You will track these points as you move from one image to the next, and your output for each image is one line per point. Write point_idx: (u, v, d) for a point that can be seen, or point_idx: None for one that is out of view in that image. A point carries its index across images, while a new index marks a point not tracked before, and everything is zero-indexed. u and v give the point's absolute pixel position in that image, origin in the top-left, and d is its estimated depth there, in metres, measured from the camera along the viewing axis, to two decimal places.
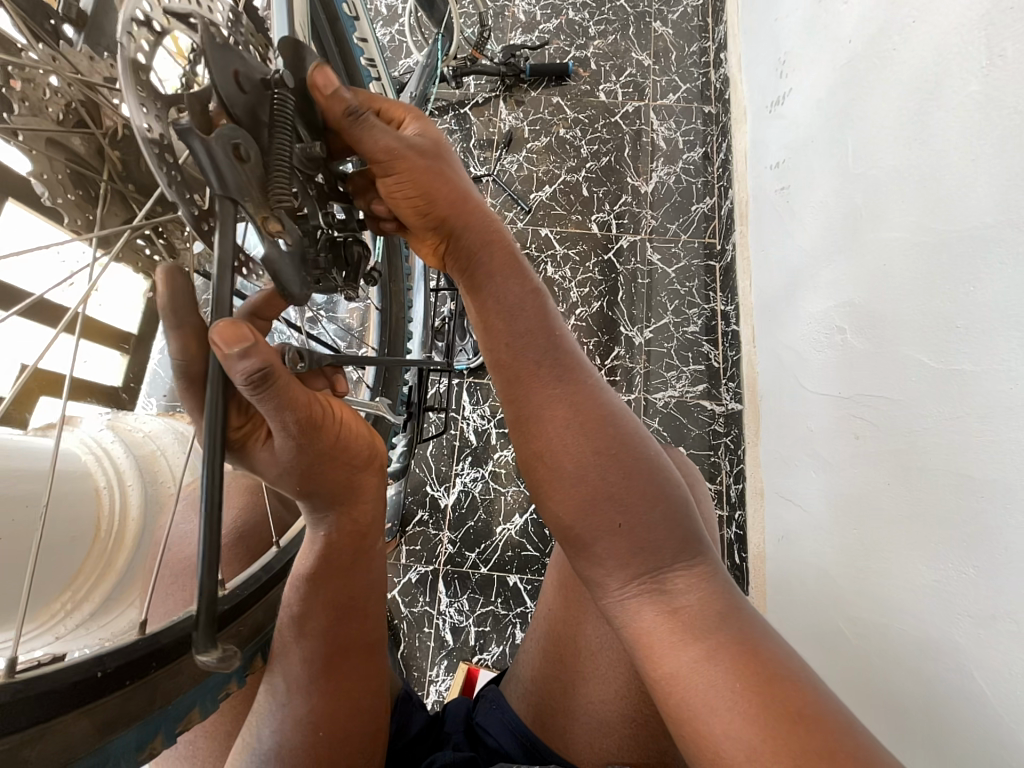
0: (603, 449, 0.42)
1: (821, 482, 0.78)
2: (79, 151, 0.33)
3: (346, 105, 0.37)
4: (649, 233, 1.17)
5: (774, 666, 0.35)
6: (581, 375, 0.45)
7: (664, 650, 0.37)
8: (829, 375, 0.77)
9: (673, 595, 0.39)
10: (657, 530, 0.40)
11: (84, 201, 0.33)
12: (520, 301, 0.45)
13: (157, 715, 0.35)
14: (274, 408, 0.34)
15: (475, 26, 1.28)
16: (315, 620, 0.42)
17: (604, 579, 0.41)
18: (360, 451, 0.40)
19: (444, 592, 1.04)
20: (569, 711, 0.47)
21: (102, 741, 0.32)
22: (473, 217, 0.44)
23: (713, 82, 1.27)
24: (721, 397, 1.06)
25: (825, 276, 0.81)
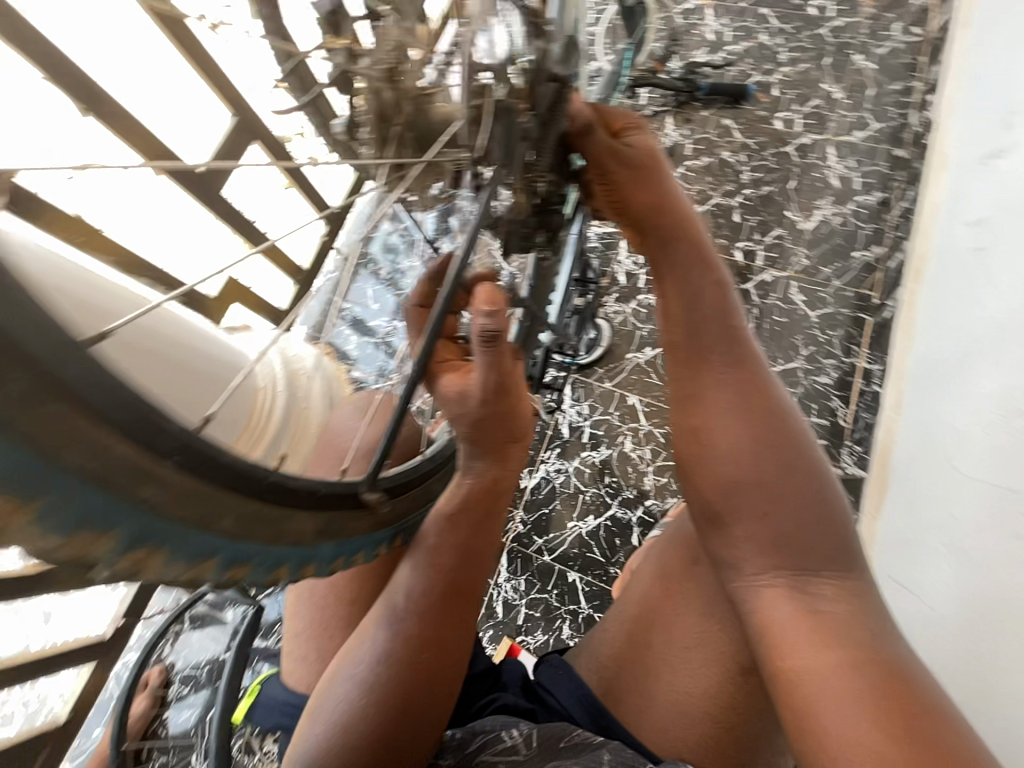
0: (767, 440, 0.42)
1: (954, 575, 0.69)
2: (386, 101, 0.35)
3: (584, 121, 0.43)
4: (797, 271, 1.11)
5: (922, 700, 0.34)
6: (753, 367, 0.46)
7: (796, 645, 0.37)
8: (998, 461, 0.68)
9: (817, 599, 0.38)
10: (810, 532, 0.40)
11: (376, 140, 0.37)
12: (705, 288, 0.47)
13: (348, 541, 0.39)
14: (486, 362, 0.40)
15: (662, 41, 1.30)
16: (445, 559, 0.47)
17: (740, 563, 0.42)
18: (521, 425, 0.46)
19: (505, 567, 1.08)
20: (650, 691, 0.48)
21: (315, 543, 0.35)
22: (672, 213, 0.47)
23: (911, 126, 1.16)
24: (839, 458, 0.96)
25: (1017, 352, 0.71)
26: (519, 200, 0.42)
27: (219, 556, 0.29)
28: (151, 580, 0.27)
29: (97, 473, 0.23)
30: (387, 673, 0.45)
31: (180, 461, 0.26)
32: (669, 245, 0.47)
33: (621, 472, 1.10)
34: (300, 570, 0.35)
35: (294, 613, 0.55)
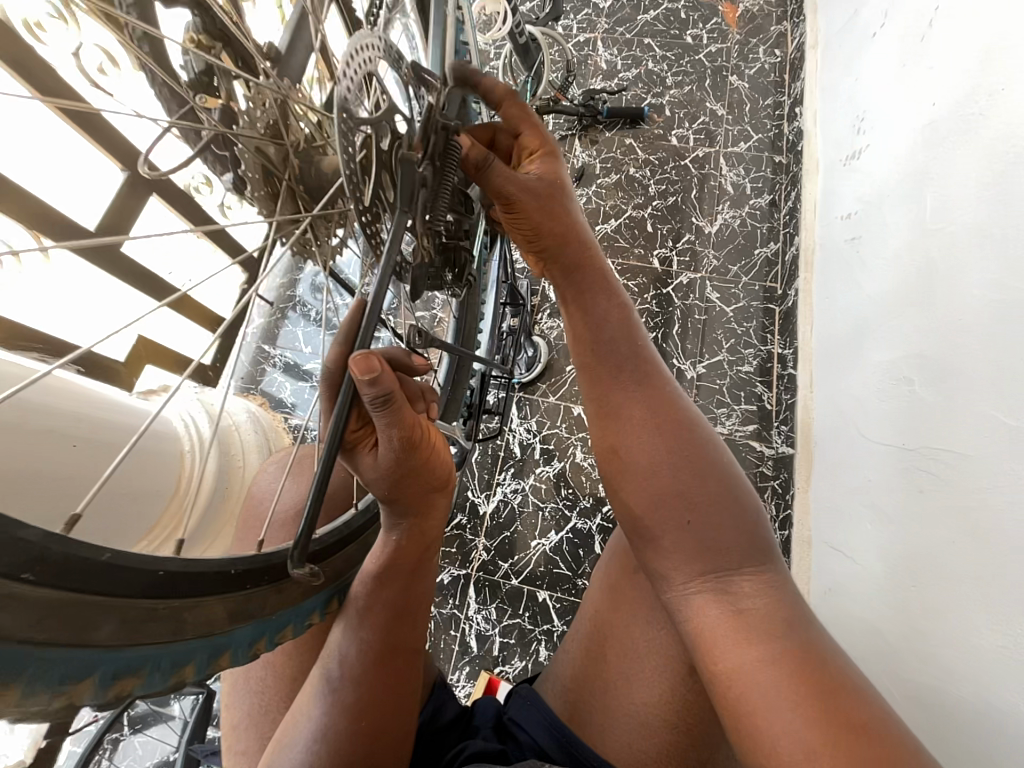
0: (678, 451, 0.45)
1: (875, 534, 0.75)
2: (270, 156, 0.37)
3: (479, 157, 0.44)
4: (709, 272, 1.20)
5: (838, 679, 0.36)
6: (659, 381, 0.49)
7: (724, 644, 0.39)
8: (893, 425, 0.76)
9: (738, 598, 0.41)
10: (726, 533, 0.42)
11: (269, 197, 0.38)
12: (608, 313, 0.49)
13: (268, 620, 0.38)
14: (386, 424, 0.40)
15: (561, 72, 1.39)
16: (377, 617, 0.45)
17: (670, 572, 0.44)
18: (443, 471, 0.45)
19: (474, 598, 1.05)
20: (611, 705, 0.48)
21: (229, 628, 0.35)
22: (571, 246, 0.49)
23: (786, 134, 1.30)
24: (772, 440, 1.04)
25: (893, 327, 0.80)
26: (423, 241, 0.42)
27: (100, 670, 0.29)
28: (13, 715, 0.26)
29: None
30: (327, 751, 0.42)
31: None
32: (573, 274, 0.50)
33: (576, 482, 1.11)
34: (215, 662, 0.35)
35: (232, 700, 0.51)
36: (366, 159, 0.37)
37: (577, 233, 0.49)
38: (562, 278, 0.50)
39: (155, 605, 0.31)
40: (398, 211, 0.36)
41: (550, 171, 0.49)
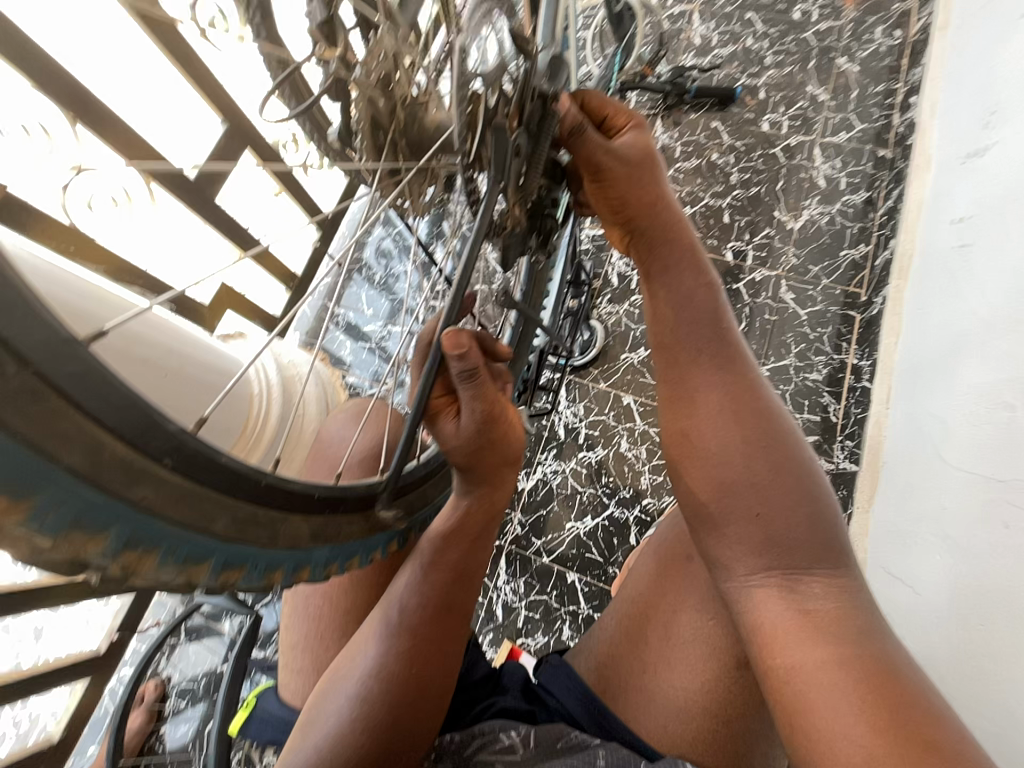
0: (756, 439, 0.43)
1: (945, 565, 0.70)
2: (381, 109, 0.35)
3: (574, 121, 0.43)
4: (787, 270, 1.13)
5: (913, 693, 0.35)
6: (742, 368, 0.46)
7: (790, 642, 0.38)
8: (985, 451, 0.69)
9: (806, 596, 0.39)
10: (800, 528, 0.41)
11: (374, 147, 0.37)
12: (695, 290, 0.48)
13: (343, 545, 0.40)
14: (470, 396, 0.42)
15: (650, 45, 1.33)
16: (439, 576, 0.47)
17: (733, 562, 0.43)
18: (516, 447, 0.47)
19: (504, 569, 1.08)
20: (649, 688, 0.48)
21: (311, 545, 0.37)
22: (662, 218, 0.48)
23: (895, 127, 1.19)
24: (833, 454, 0.98)
25: (1000, 346, 0.73)
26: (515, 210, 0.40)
27: (213, 557, 0.31)
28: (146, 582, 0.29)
29: (86, 474, 0.25)
30: (379, 689, 0.45)
31: (169, 461, 0.28)
32: (660, 248, 0.48)
33: (617, 471, 1.10)
34: (296, 573, 0.37)
35: (290, 622, 0.55)
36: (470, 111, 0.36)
37: (670, 209, 0.48)
38: (648, 253, 0.49)
39: None
40: (491, 181, 0.35)
41: (643, 136, 0.47)
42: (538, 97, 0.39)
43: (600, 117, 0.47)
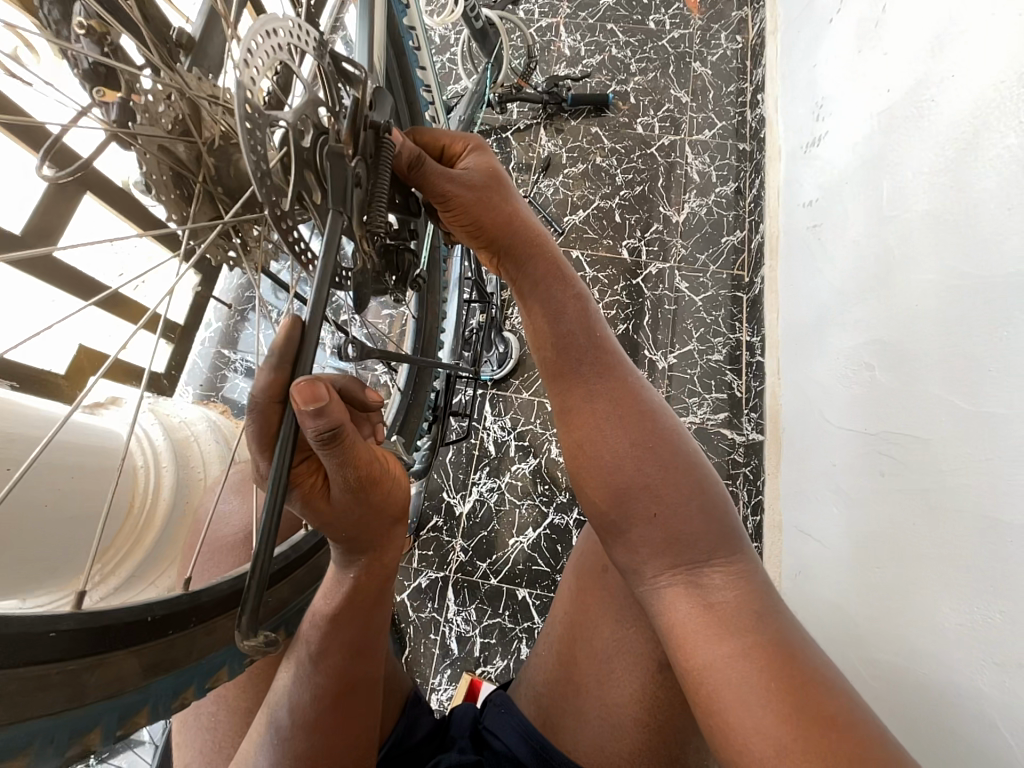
0: (643, 441, 0.44)
1: (841, 517, 0.77)
2: (181, 156, 0.33)
3: (411, 154, 0.41)
4: (678, 261, 1.20)
5: (809, 671, 0.37)
6: (623, 372, 0.47)
7: (697, 640, 0.39)
8: (856, 409, 0.77)
9: (708, 590, 0.40)
10: (695, 523, 0.42)
11: (181, 200, 0.34)
12: (564, 303, 0.48)
13: (192, 668, 0.38)
14: (337, 462, 0.36)
15: (523, 58, 1.36)
16: (329, 660, 0.42)
17: (640, 566, 0.43)
18: (403, 500, 0.42)
19: (453, 600, 1.04)
20: (582, 708, 0.48)
21: (147, 681, 0.35)
22: (521, 234, 0.47)
23: (749, 121, 1.31)
24: (742, 427, 1.06)
25: (854, 314, 0.81)
26: (364, 246, 0.37)
27: None
28: None
29: None
30: None
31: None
32: (527, 266, 0.48)
33: (552, 478, 1.10)
34: (130, 720, 0.35)
35: (184, 736, 0.49)
36: (283, 159, 0.32)
37: (530, 227, 0.47)
38: (517, 274, 0.48)
39: (41, 673, 0.30)
40: (332, 211, 0.32)
41: (484, 160, 0.46)
42: (370, 127, 0.37)
43: (441, 149, 0.47)
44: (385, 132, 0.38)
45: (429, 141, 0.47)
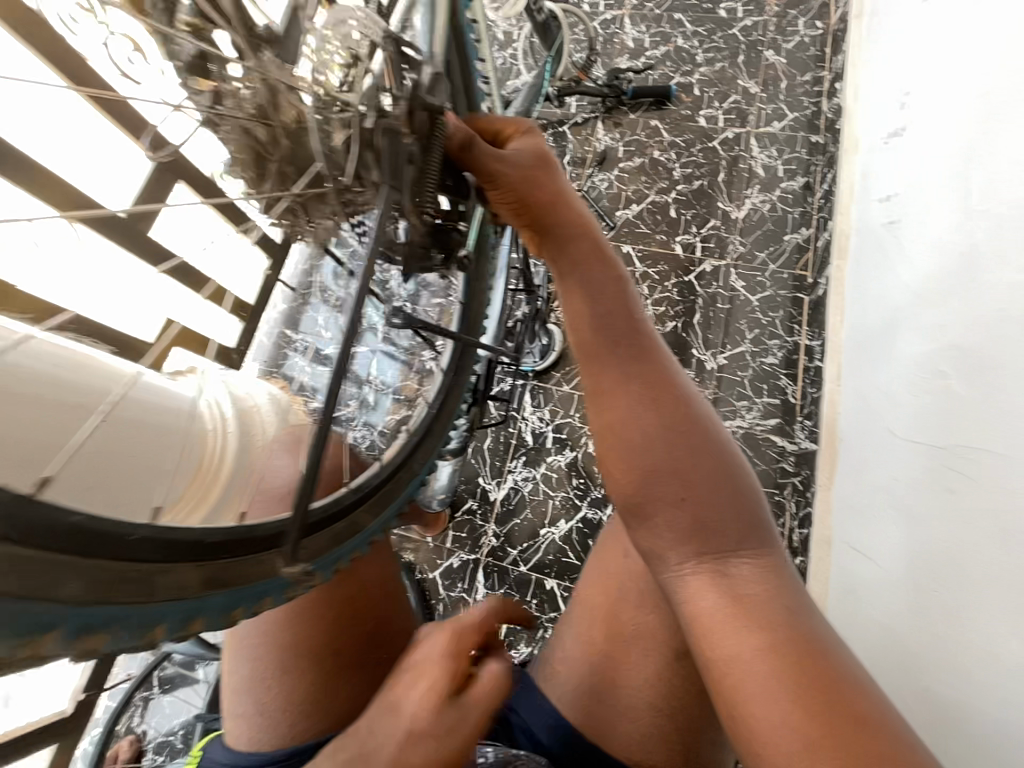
0: (674, 424, 0.43)
1: (898, 535, 0.72)
2: (261, 138, 0.35)
3: (463, 137, 0.45)
4: (735, 258, 1.15)
5: (838, 674, 0.36)
6: (656, 354, 0.46)
7: (720, 633, 0.38)
8: (924, 421, 0.71)
9: (736, 581, 0.39)
10: (724, 511, 0.41)
11: (256, 179, 0.37)
12: (602, 281, 0.47)
13: (241, 589, 0.34)
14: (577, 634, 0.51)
15: (584, 51, 1.35)
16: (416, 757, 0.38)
17: (665, 552, 0.42)
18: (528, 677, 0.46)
19: (482, 582, 1.07)
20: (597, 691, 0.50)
21: (201, 593, 0.32)
22: (564, 216, 0.48)
23: (824, 113, 1.23)
24: (794, 435, 1.00)
25: (929, 318, 0.75)
26: (413, 216, 0.42)
27: (62, 627, 0.25)
28: None
29: None
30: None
31: (7, 526, 0.23)
32: (565, 245, 0.48)
33: (588, 472, 1.10)
34: (184, 627, 0.32)
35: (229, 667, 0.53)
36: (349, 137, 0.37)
37: (571, 209, 0.48)
38: (555, 253, 0.48)
39: None
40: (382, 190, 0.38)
41: (532, 143, 0.49)
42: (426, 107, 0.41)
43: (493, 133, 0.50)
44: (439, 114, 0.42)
45: (485, 126, 0.50)
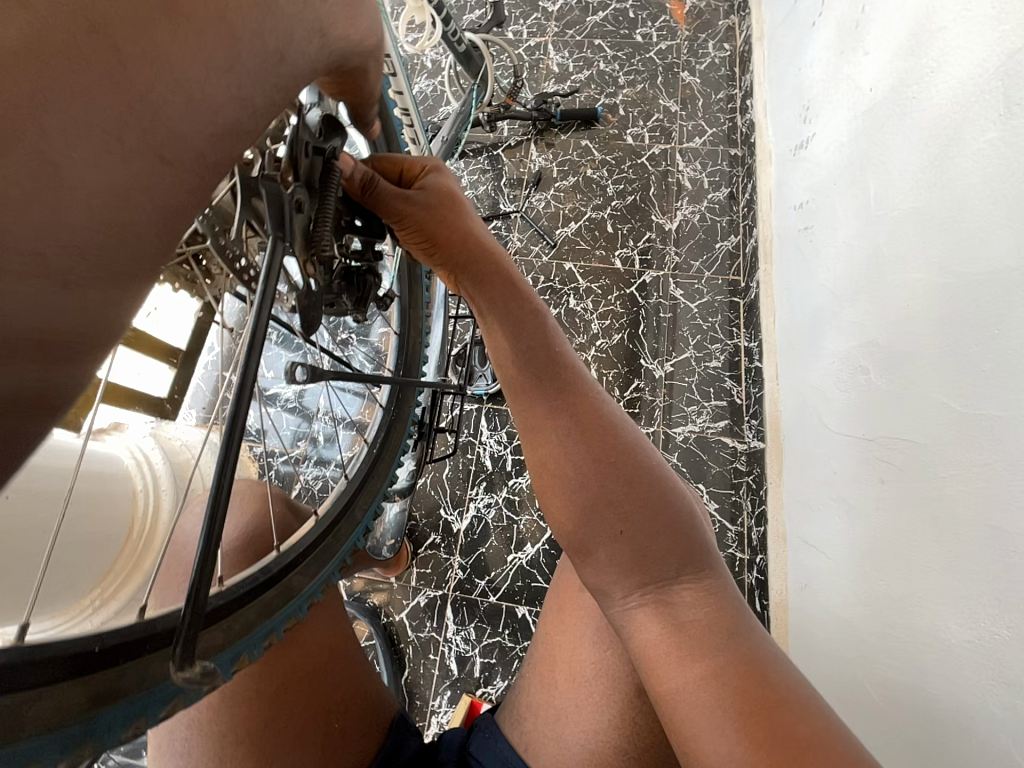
0: (606, 458, 0.43)
1: (843, 527, 0.74)
2: None
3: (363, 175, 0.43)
4: (673, 269, 1.19)
5: (782, 691, 0.37)
6: (584, 387, 0.47)
7: (668, 664, 0.39)
8: (854, 413, 0.75)
9: (679, 611, 0.40)
10: (662, 540, 0.42)
11: None
12: (523, 317, 0.47)
13: (143, 695, 0.33)
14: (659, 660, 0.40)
15: (511, 77, 1.38)
16: None
17: (610, 588, 0.43)
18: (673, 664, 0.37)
19: (452, 619, 1.02)
20: (561, 734, 0.49)
21: (92, 710, 0.31)
22: (476, 250, 0.48)
23: (740, 127, 1.30)
24: (743, 435, 1.03)
25: (848, 315, 0.79)
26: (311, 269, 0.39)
27: None
28: None
29: None
30: None
31: None
32: (485, 285, 0.48)
33: None
34: (76, 753, 0.29)
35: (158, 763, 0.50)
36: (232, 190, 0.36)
37: (488, 248, 0.48)
38: (477, 292, 0.48)
39: None
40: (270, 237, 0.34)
41: (442, 182, 0.48)
42: (317, 153, 0.39)
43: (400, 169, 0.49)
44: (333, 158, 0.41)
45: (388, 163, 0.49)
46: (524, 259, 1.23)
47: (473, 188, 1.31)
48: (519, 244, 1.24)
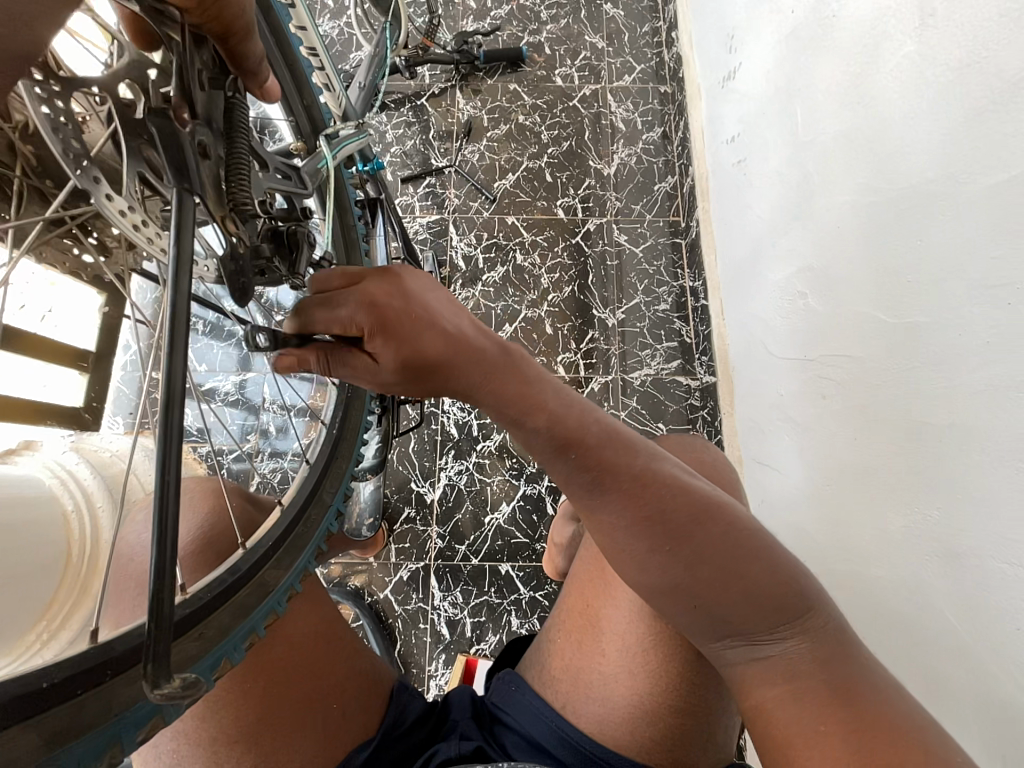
0: (663, 543, 0.44)
1: (792, 443, 0.80)
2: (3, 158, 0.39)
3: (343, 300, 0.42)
4: (615, 214, 1.18)
5: (874, 698, 0.40)
6: (631, 459, 0.46)
7: (759, 687, 0.43)
8: (796, 337, 0.79)
9: (768, 647, 0.43)
10: (743, 603, 0.43)
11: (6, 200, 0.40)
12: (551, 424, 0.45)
13: (112, 723, 0.33)
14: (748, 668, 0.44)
15: (425, 15, 1.26)
16: None
17: (699, 643, 0.46)
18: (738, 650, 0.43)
19: (437, 586, 1.03)
20: (600, 694, 0.53)
21: (52, 753, 0.30)
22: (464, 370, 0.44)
23: (667, 62, 1.27)
24: (695, 372, 1.07)
25: (784, 243, 0.82)
26: (230, 224, 0.36)
27: None
28: None
29: None
30: None
31: None
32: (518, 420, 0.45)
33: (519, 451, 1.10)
34: None
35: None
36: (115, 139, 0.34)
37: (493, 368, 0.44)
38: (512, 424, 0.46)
39: None
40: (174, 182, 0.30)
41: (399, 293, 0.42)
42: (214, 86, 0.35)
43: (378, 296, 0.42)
44: (231, 94, 0.37)
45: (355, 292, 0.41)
46: (464, 217, 1.17)
47: (400, 144, 1.22)
48: (457, 201, 1.17)
